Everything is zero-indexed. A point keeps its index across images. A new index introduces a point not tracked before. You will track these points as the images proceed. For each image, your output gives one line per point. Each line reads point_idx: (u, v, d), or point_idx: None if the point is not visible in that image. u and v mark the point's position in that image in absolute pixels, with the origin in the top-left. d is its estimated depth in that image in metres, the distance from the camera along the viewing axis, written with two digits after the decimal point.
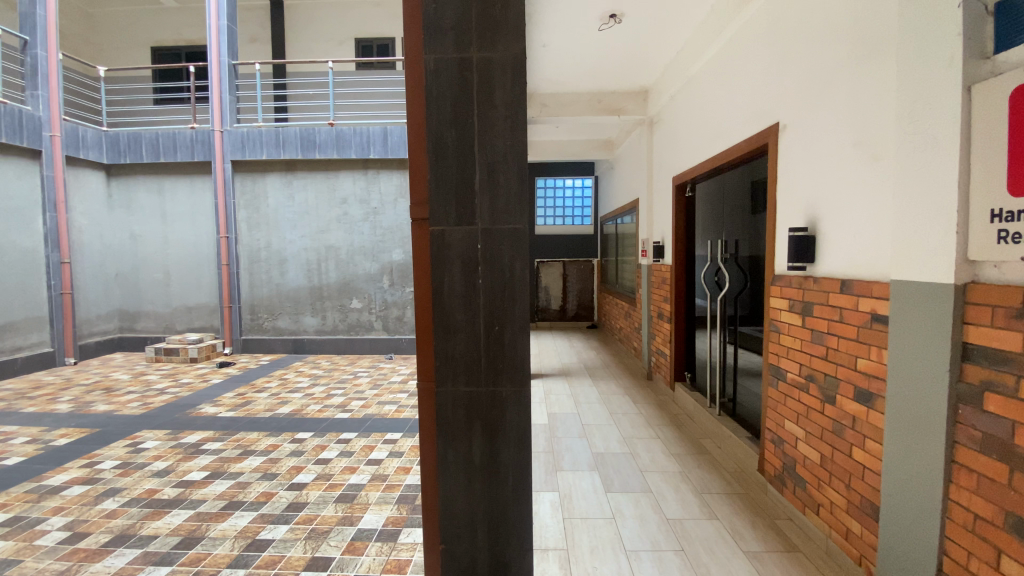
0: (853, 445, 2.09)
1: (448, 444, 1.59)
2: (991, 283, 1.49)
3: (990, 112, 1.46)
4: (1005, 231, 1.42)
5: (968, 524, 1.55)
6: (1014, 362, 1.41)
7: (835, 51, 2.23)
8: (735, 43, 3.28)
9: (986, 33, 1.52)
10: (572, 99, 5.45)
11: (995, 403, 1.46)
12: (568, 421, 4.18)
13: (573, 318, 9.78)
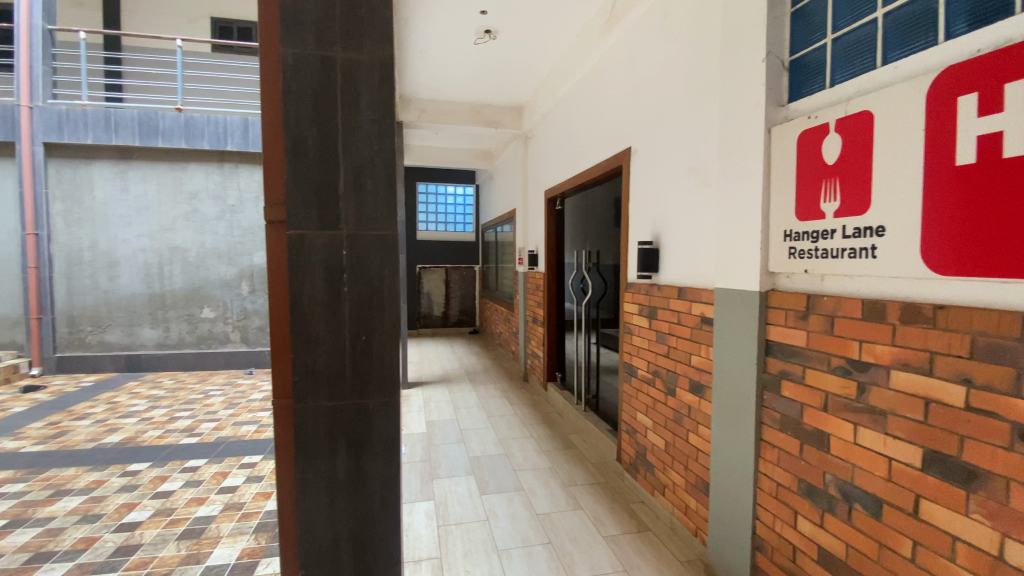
0: (689, 431, 2.39)
1: (309, 463, 1.49)
2: (785, 290, 1.82)
3: (784, 151, 1.79)
4: (794, 247, 1.74)
5: (773, 491, 1.86)
6: (801, 355, 1.74)
7: (675, 89, 2.55)
8: (596, 71, 3.58)
9: (782, 85, 1.87)
10: (450, 108, 5.47)
11: (790, 389, 1.78)
12: (446, 428, 4.16)
13: (454, 325, 9.79)
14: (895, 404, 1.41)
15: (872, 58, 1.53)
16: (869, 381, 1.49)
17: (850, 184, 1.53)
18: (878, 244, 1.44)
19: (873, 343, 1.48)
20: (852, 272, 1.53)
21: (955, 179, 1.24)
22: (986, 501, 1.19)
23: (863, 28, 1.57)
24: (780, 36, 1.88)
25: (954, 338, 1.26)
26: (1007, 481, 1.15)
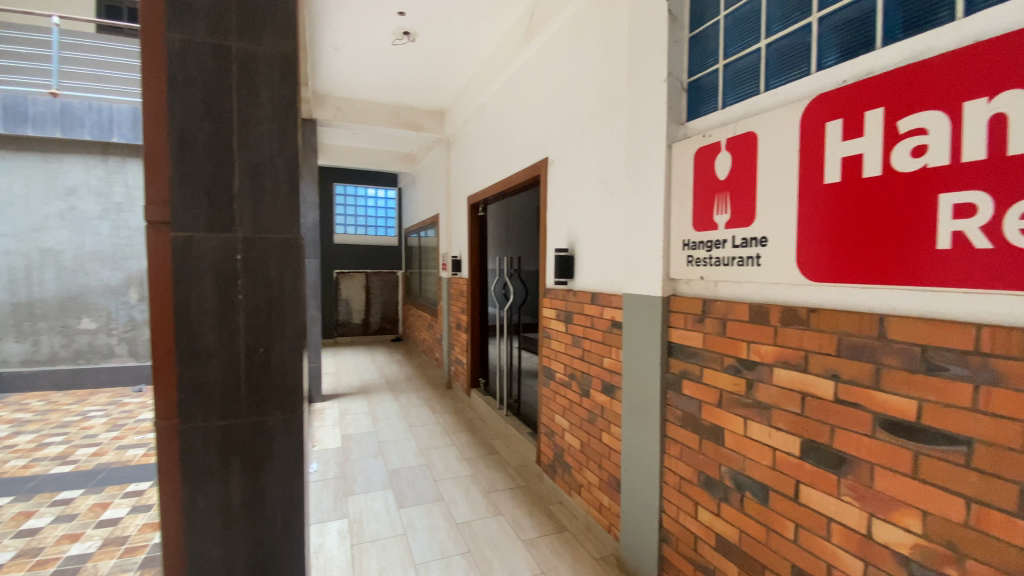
0: (603, 430, 2.48)
1: (197, 489, 1.37)
2: (685, 295, 1.96)
3: (682, 166, 1.94)
4: (692, 254, 1.89)
5: (677, 484, 1.97)
6: (699, 355, 1.87)
7: (587, 103, 2.66)
8: (515, 81, 3.64)
9: (680, 105, 2.03)
10: (369, 108, 5.31)
11: (691, 387, 1.91)
12: (363, 441, 4.00)
13: (376, 332, 9.47)
14: (778, 398, 1.55)
15: (756, 83, 1.69)
16: (756, 378, 1.63)
17: (738, 197, 1.67)
18: (762, 253, 1.59)
19: (758, 343, 1.62)
20: (741, 279, 1.67)
21: (823, 195, 1.39)
22: (854, 483, 1.33)
23: (748, 56, 1.73)
24: (679, 59, 2.02)
25: (824, 338, 1.41)
26: (870, 464, 1.29)
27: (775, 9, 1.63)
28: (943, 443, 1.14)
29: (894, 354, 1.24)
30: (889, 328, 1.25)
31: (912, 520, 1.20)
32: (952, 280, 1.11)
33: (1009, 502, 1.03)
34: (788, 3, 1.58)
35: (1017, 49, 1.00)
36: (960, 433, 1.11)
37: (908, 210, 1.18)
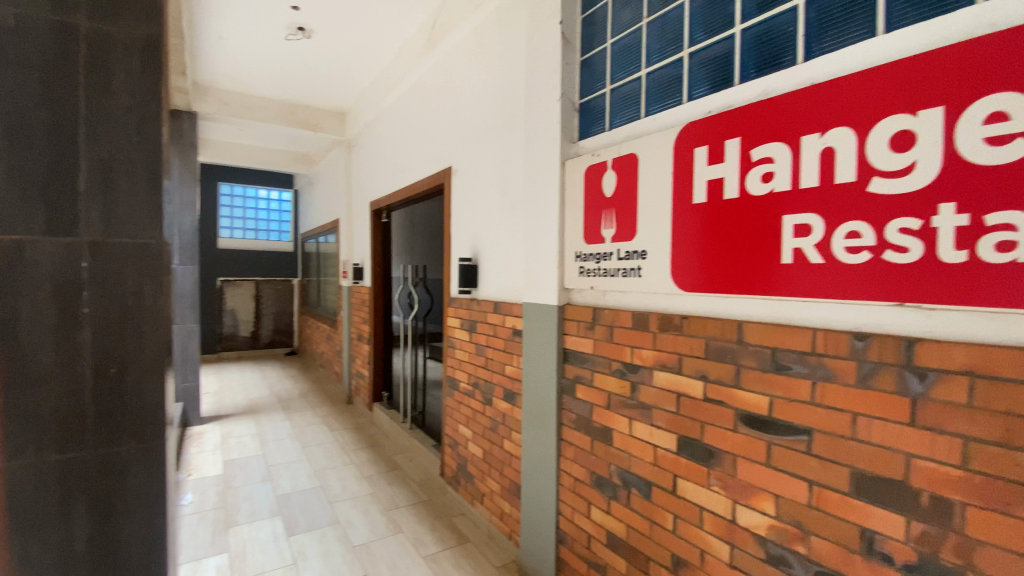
0: (504, 438, 2.52)
1: (33, 535, 1.31)
2: (578, 304, 2.06)
3: (575, 181, 2.05)
4: (584, 265, 2.00)
5: (572, 486, 2.06)
6: (590, 360, 1.98)
7: (488, 115, 2.71)
8: (418, 89, 3.61)
9: (573, 124, 2.14)
10: (260, 105, 4.95)
11: (584, 392, 2.01)
12: (249, 465, 3.67)
13: (267, 345, 8.77)
14: (658, 399, 1.68)
15: (638, 108, 1.84)
16: (639, 381, 1.76)
17: (622, 213, 1.80)
18: (643, 264, 1.72)
19: (640, 348, 1.75)
20: (626, 288, 1.79)
21: (693, 212, 1.53)
22: (721, 474, 1.47)
23: (631, 83, 1.89)
24: (572, 80, 2.14)
25: (694, 342, 1.56)
26: (734, 456, 1.43)
27: (654, 42, 1.79)
28: (788, 433, 1.30)
29: (750, 356, 1.40)
30: (745, 332, 1.41)
31: (768, 505, 1.35)
32: (794, 288, 1.27)
33: (840, 482, 1.20)
34: (664, 37, 1.75)
35: (839, 94, 1.19)
36: (802, 424, 1.27)
37: (760, 228, 1.35)
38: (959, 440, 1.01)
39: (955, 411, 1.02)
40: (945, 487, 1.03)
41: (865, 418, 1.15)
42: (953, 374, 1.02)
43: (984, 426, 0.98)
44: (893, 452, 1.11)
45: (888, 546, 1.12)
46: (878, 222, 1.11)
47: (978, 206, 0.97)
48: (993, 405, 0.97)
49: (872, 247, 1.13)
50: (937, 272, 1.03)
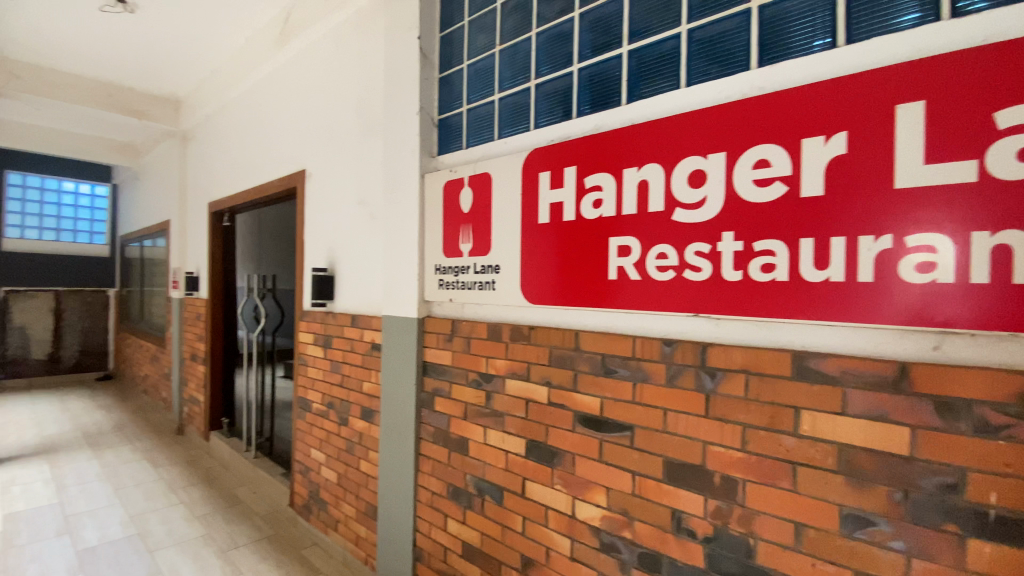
0: (360, 458, 2.42)
1: None
2: (437, 317, 2.08)
3: (434, 195, 2.06)
4: (443, 278, 2.02)
5: (429, 500, 2.05)
6: (448, 372, 2.00)
7: (346, 120, 2.60)
8: (268, 84, 3.33)
9: (432, 138, 2.17)
10: (63, 81, 4.13)
11: (441, 404, 2.03)
12: (38, 518, 3.00)
13: (70, 370, 7.25)
14: (510, 406, 1.76)
15: (491, 129, 1.94)
16: (493, 390, 1.82)
17: (478, 228, 1.86)
18: (497, 278, 1.79)
19: (494, 358, 1.82)
20: (482, 301, 1.85)
21: (538, 230, 1.65)
22: (563, 473, 1.59)
23: (485, 104, 1.98)
24: (430, 95, 2.17)
25: (541, 351, 1.66)
26: (574, 455, 1.56)
27: (506, 69, 1.91)
28: (616, 430, 1.46)
29: (586, 362, 1.54)
30: (583, 341, 1.55)
31: (601, 497, 1.49)
32: (618, 302, 1.44)
33: (656, 470, 1.37)
34: (514, 66, 1.88)
35: (652, 135, 1.38)
36: (627, 421, 1.44)
37: (592, 248, 1.50)
38: (739, 427, 1.23)
39: (736, 402, 1.24)
40: (730, 466, 1.25)
41: (674, 413, 1.34)
42: (735, 372, 1.25)
43: (755, 413, 1.21)
44: (693, 441, 1.31)
45: (692, 523, 1.31)
46: (679, 245, 1.32)
47: (747, 235, 1.20)
48: (760, 397, 1.20)
49: (676, 267, 1.32)
50: (720, 289, 1.24)
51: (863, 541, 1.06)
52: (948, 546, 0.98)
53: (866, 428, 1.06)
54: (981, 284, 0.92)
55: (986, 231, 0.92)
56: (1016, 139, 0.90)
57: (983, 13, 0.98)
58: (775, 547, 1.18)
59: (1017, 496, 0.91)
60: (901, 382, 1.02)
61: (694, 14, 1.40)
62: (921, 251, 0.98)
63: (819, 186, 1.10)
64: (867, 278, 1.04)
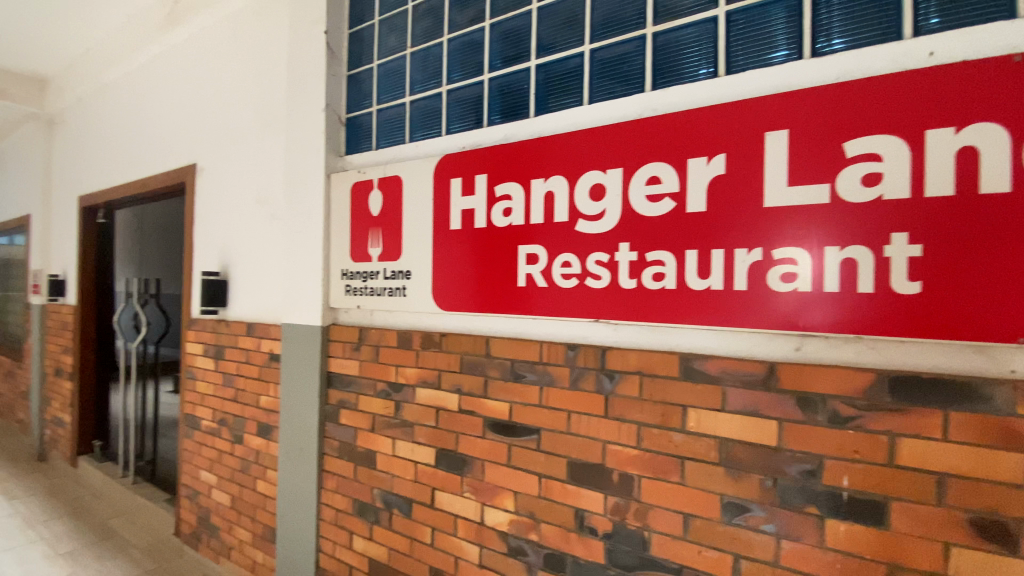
0: (257, 478, 2.25)
1: None
2: (342, 325, 1.99)
3: (340, 197, 1.98)
4: (349, 284, 1.94)
5: (333, 518, 1.96)
6: (354, 383, 1.93)
7: (244, 113, 2.42)
8: (154, 68, 3.01)
9: (340, 138, 2.08)
10: None
11: (347, 417, 1.94)
12: None
13: None
14: (419, 415, 1.73)
15: (402, 133, 1.91)
16: (401, 399, 1.78)
17: (387, 232, 1.81)
18: (406, 284, 1.75)
19: (404, 366, 1.78)
20: (390, 308, 1.80)
21: (448, 237, 1.65)
22: (472, 481, 1.59)
23: (395, 107, 1.94)
24: (338, 93, 2.08)
25: (451, 358, 1.65)
26: (482, 462, 1.57)
27: (417, 73, 1.88)
28: (524, 435, 1.49)
29: (495, 368, 1.55)
30: (492, 348, 1.56)
31: (508, 502, 1.51)
32: (525, 308, 1.47)
33: (561, 472, 1.42)
34: (426, 70, 1.86)
35: (557, 147, 1.43)
36: (534, 425, 1.47)
37: (501, 255, 1.52)
38: (635, 426, 1.31)
39: (632, 403, 1.32)
40: (627, 464, 1.32)
41: (577, 415, 1.40)
42: (631, 374, 1.32)
43: (649, 412, 1.29)
44: (594, 441, 1.37)
45: (594, 521, 1.36)
46: (581, 255, 1.37)
47: (642, 246, 1.28)
48: (654, 397, 1.28)
49: (579, 274, 1.38)
50: (618, 296, 1.31)
51: (740, 526, 1.17)
52: (809, 525, 1.10)
53: (742, 423, 1.17)
54: (831, 292, 1.06)
55: (835, 246, 1.05)
56: (857, 168, 1.04)
57: (833, 57, 1.13)
58: (667, 537, 1.26)
59: (860, 477, 1.05)
60: (770, 380, 1.14)
61: (596, 34, 1.47)
62: (784, 263, 1.10)
63: (703, 202, 1.19)
64: (741, 286, 1.15)
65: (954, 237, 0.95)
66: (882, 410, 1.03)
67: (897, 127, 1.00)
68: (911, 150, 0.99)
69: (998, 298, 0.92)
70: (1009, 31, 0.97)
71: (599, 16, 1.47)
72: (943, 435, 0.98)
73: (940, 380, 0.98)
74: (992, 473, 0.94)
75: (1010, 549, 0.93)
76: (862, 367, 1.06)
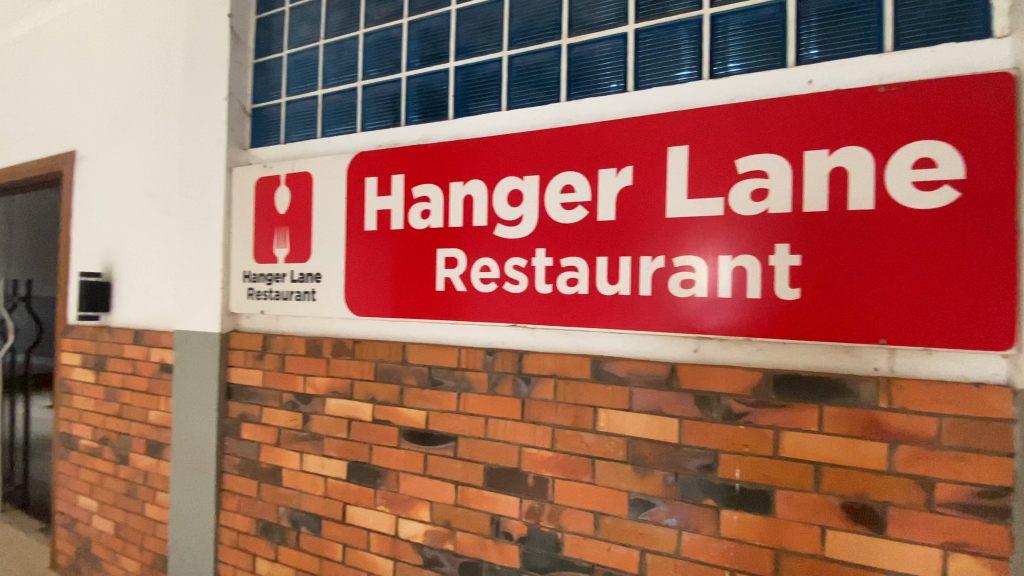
0: (146, 501, 2.03)
1: None
2: (245, 332, 1.84)
3: (243, 193, 1.83)
4: (252, 287, 1.79)
5: (234, 541, 1.81)
6: (258, 395, 1.79)
7: (133, 98, 2.17)
8: (22, 40, 2.63)
9: (244, 130, 1.93)
10: None
11: (249, 431, 1.80)
12: None
13: None
14: (329, 427, 1.64)
15: (313, 128, 1.80)
16: (310, 411, 1.68)
17: (295, 233, 1.70)
18: (316, 288, 1.65)
19: (313, 376, 1.68)
20: (297, 313, 1.69)
21: (361, 238, 1.57)
22: (386, 493, 1.53)
23: (306, 100, 1.83)
24: (242, 82, 1.93)
25: (365, 366, 1.58)
26: (397, 472, 1.52)
27: (331, 66, 1.79)
28: (441, 442, 1.46)
29: (411, 375, 1.51)
30: (407, 354, 1.52)
31: (424, 513, 1.47)
32: (441, 313, 1.44)
33: (477, 478, 1.41)
34: (340, 63, 1.77)
35: (474, 150, 1.42)
36: (451, 432, 1.44)
37: (418, 259, 1.48)
38: (550, 429, 1.33)
39: (547, 406, 1.33)
40: (542, 467, 1.33)
41: (494, 420, 1.39)
42: (546, 378, 1.34)
43: (564, 415, 1.31)
44: (511, 446, 1.37)
45: (509, 525, 1.37)
46: (498, 260, 1.37)
47: (557, 251, 1.30)
48: (568, 399, 1.31)
49: (497, 279, 1.38)
50: (534, 301, 1.33)
51: (647, 521, 1.23)
52: (707, 516, 1.18)
53: (648, 422, 1.23)
54: (726, 297, 1.14)
55: (729, 255, 1.14)
56: (748, 183, 1.12)
57: (729, 79, 1.21)
58: (579, 537, 1.29)
59: (751, 469, 1.14)
60: (673, 380, 1.21)
61: (515, 41, 1.48)
62: (685, 270, 1.17)
63: (613, 210, 1.24)
64: (647, 292, 1.21)
65: (826, 249, 1.06)
66: (768, 406, 1.13)
67: (780, 147, 1.10)
68: (792, 169, 1.09)
69: (861, 304, 1.04)
70: (872, 67, 1.09)
71: (518, 23, 1.48)
72: (819, 427, 1.09)
73: (815, 377, 1.09)
74: (857, 460, 1.06)
75: (871, 528, 1.05)
76: (752, 366, 1.15)
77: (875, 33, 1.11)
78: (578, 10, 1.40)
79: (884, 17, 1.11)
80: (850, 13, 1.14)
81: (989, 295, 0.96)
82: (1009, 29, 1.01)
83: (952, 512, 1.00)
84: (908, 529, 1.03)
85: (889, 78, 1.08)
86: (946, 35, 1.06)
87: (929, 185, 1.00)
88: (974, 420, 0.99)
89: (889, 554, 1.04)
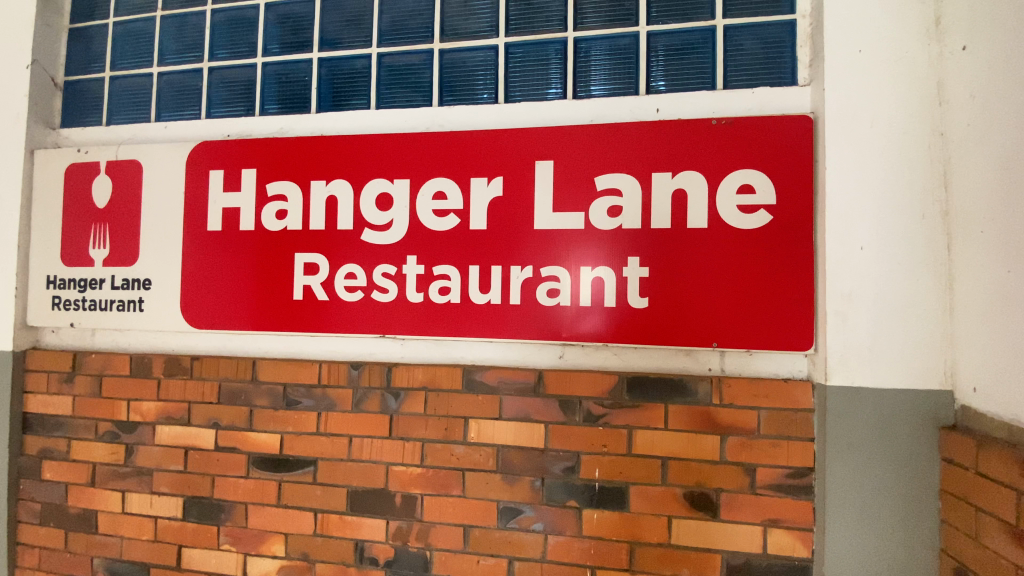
0: None
1: None
2: (49, 349, 1.51)
3: (48, 181, 1.50)
4: (59, 296, 1.48)
5: None
6: (64, 426, 1.48)
7: None
8: None
9: (54, 104, 1.59)
10: None
11: (51, 470, 1.48)
12: None
13: None
14: (160, 459, 1.41)
15: (147, 110, 1.55)
16: (136, 442, 1.43)
17: (118, 232, 1.44)
18: (144, 297, 1.41)
19: (140, 400, 1.43)
20: (120, 327, 1.43)
21: (203, 241, 1.38)
22: (231, 529, 1.36)
23: (139, 77, 1.56)
24: (53, 47, 1.59)
25: (206, 387, 1.39)
26: (245, 505, 1.35)
27: (170, 41, 1.55)
28: (298, 468, 1.33)
29: (263, 396, 1.36)
30: (260, 372, 1.36)
31: (278, 547, 1.33)
32: (301, 324, 1.32)
33: (339, 503, 1.31)
34: (182, 40, 1.55)
35: (339, 148, 1.32)
36: (310, 456, 1.32)
37: (272, 264, 1.33)
38: (419, 443, 1.28)
39: (417, 420, 1.28)
40: (410, 485, 1.28)
41: (359, 439, 1.30)
42: (416, 391, 1.29)
43: (433, 428, 1.27)
44: (378, 464, 1.30)
45: (375, 550, 1.29)
46: (366, 266, 1.29)
47: (428, 259, 1.26)
48: (437, 411, 1.27)
49: (364, 287, 1.29)
50: (404, 310, 1.27)
51: (515, 529, 1.24)
52: (570, 518, 1.22)
53: (516, 429, 1.24)
54: (588, 306, 1.20)
55: (590, 266, 1.20)
56: (606, 199, 1.20)
57: (592, 101, 1.28)
58: (448, 554, 1.26)
59: (610, 468, 1.21)
60: (540, 386, 1.23)
61: (385, 39, 1.42)
62: (550, 280, 1.21)
63: (484, 218, 1.24)
64: (516, 301, 1.22)
65: (672, 262, 1.16)
66: (624, 407, 1.20)
67: (634, 167, 1.19)
68: (643, 187, 1.18)
69: (699, 311, 1.16)
70: (707, 101, 1.23)
71: (388, 21, 1.42)
72: (665, 425, 1.19)
73: (663, 379, 1.19)
74: (697, 453, 1.18)
75: (708, 513, 1.17)
76: (611, 371, 1.22)
77: (710, 72, 1.25)
78: (450, 16, 1.38)
79: (718, 59, 1.25)
80: (691, 51, 1.27)
81: (794, 304, 1.13)
82: (808, 79, 1.20)
83: (769, 492, 1.15)
84: (736, 512, 1.16)
85: (721, 112, 1.22)
86: (763, 80, 1.23)
87: (750, 209, 1.15)
88: (784, 410, 1.15)
89: (721, 535, 1.17)
